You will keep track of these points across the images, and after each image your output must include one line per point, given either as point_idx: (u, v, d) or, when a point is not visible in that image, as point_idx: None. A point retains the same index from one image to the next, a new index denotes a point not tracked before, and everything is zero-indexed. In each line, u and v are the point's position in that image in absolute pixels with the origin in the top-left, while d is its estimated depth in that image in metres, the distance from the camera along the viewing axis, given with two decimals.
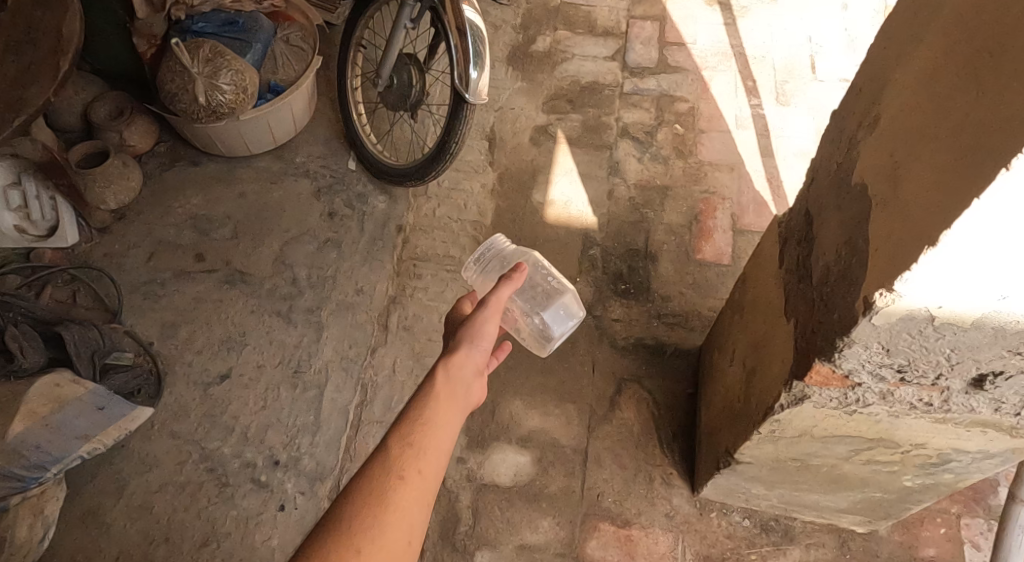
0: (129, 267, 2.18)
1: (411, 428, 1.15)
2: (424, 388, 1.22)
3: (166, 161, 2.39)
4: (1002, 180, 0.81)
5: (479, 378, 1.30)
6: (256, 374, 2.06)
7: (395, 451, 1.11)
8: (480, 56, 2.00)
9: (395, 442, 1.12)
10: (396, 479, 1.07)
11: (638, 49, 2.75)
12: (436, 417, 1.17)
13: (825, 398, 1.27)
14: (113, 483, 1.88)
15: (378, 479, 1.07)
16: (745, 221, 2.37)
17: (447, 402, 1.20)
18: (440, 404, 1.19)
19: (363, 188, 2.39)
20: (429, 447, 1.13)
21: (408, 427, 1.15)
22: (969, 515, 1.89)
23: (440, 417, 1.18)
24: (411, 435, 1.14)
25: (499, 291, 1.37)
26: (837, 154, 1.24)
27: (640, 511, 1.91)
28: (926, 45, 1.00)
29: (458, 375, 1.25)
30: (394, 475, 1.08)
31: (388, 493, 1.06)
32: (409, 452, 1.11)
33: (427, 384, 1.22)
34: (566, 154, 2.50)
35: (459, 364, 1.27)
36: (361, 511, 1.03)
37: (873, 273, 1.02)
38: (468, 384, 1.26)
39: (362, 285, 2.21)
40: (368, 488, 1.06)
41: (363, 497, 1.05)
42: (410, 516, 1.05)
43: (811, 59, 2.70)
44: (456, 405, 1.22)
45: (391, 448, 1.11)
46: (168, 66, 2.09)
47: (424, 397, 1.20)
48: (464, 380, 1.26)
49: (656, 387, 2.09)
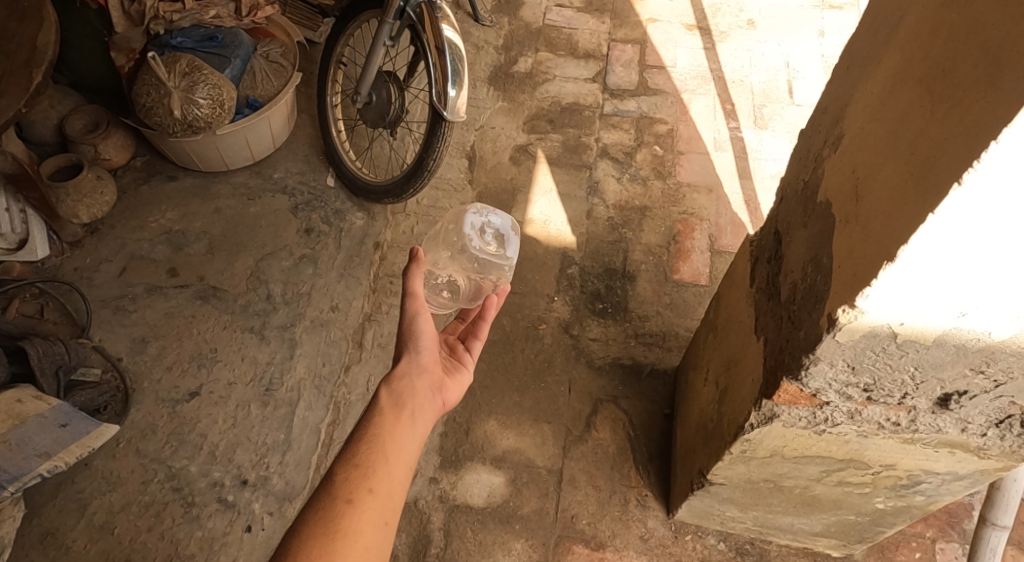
0: (100, 281, 2.15)
1: (356, 450, 1.19)
2: (371, 406, 1.28)
3: (142, 175, 2.37)
4: (955, 195, 0.81)
5: (434, 377, 1.37)
6: (225, 391, 2.02)
7: (341, 476, 1.15)
8: (458, 74, 2.01)
9: (341, 467, 1.16)
10: (344, 502, 1.10)
11: (618, 71, 2.77)
12: (383, 433, 1.23)
13: (795, 417, 1.26)
14: (74, 502, 1.84)
15: (328, 506, 1.10)
16: (723, 242, 2.37)
17: (395, 411, 1.27)
18: (387, 414, 1.26)
19: (341, 205, 2.38)
20: (378, 464, 1.17)
21: (354, 448, 1.20)
22: (945, 539, 1.87)
23: (388, 432, 1.23)
24: (358, 456, 1.18)
25: (413, 285, 1.38)
26: (805, 171, 1.24)
27: (614, 534, 1.88)
28: (884, 64, 1.01)
29: (401, 387, 1.31)
30: (343, 499, 1.11)
31: (339, 518, 1.09)
32: (356, 473, 1.15)
33: (372, 405, 1.28)
34: (545, 174, 2.50)
35: (405, 374, 1.34)
36: (313, 542, 1.05)
37: (836, 289, 1.01)
38: (417, 390, 1.32)
39: (338, 302, 2.19)
40: (318, 519, 1.08)
41: (314, 527, 1.07)
42: (367, 533, 1.08)
43: (789, 84, 2.73)
44: (409, 412, 1.28)
45: (338, 474, 1.15)
46: (145, 80, 2.08)
47: (368, 418, 1.26)
48: (410, 387, 1.32)
49: (633, 407, 2.07)
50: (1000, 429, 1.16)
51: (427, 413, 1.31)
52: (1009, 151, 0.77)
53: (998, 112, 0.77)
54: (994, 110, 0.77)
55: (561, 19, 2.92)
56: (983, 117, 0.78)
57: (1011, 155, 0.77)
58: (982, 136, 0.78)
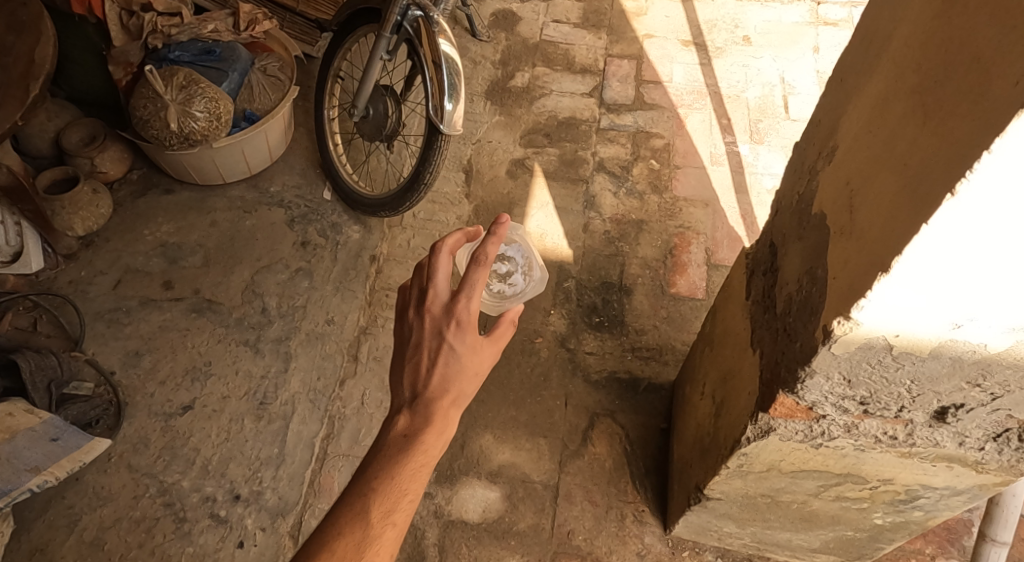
0: (94, 294, 2.14)
1: (395, 502, 1.07)
2: (422, 445, 1.11)
3: (139, 188, 2.36)
4: (949, 206, 0.81)
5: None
6: (219, 405, 2.01)
7: (372, 531, 1.04)
8: (455, 88, 2.00)
9: (376, 519, 1.05)
10: None
11: (615, 86, 2.78)
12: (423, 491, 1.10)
13: (791, 431, 1.25)
14: (64, 517, 1.82)
15: None
16: (720, 255, 2.37)
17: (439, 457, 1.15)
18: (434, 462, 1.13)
19: (338, 218, 2.37)
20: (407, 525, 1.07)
21: (391, 498, 1.07)
22: (944, 556, 1.86)
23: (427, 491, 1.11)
24: (394, 510, 1.07)
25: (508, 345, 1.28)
26: (800, 184, 1.23)
27: (611, 549, 1.87)
28: (876, 78, 1.01)
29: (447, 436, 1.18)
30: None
31: None
32: (390, 536, 1.05)
33: (423, 448, 1.11)
34: (543, 188, 2.50)
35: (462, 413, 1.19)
36: None
37: (832, 300, 1.01)
38: None
39: (333, 315, 2.18)
40: None
41: None
42: None
43: (785, 99, 2.74)
44: None
45: (370, 529, 1.04)
46: (141, 93, 2.08)
47: (420, 462, 1.11)
48: None
49: (629, 421, 2.05)
50: (998, 443, 1.16)
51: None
52: (1004, 161, 0.76)
53: (990, 122, 0.76)
54: (987, 118, 0.77)
55: (558, 34, 2.93)
56: (975, 128, 0.78)
57: (1005, 166, 0.77)
58: (974, 147, 0.78)
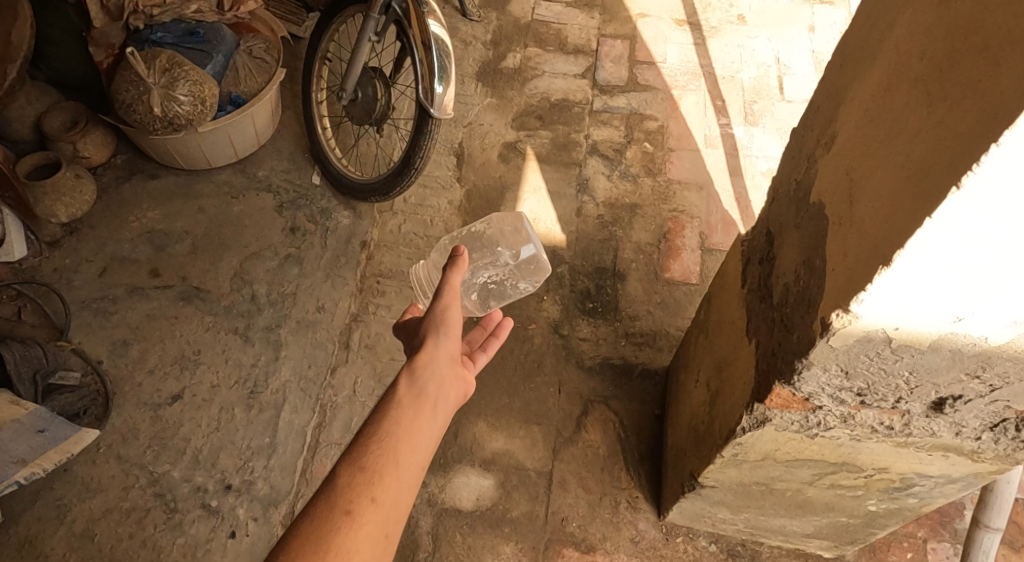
0: (79, 282, 2.10)
1: (364, 451, 1.10)
2: (386, 398, 1.20)
3: (123, 173, 2.31)
4: (953, 200, 0.79)
5: (459, 367, 1.32)
6: (209, 394, 1.99)
7: (344, 480, 1.05)
8: (445, 70, 1.96)
9: (346, 469, 1.07)
10: (342, 513, 1.01)
11: (608, 67, 2.74)
12: (395, 435, 1.13)
13: (787, 421, 1.24)
14: (53, 509, 1.80)
15: (324, 513, 1.01)
16: (714, 240, 2.35)
17: (416, 404, 1.19)
18: (407, 407, 1.18)
19: (327, 203, 2.34)
20: (387, 470, 1.08)
21: (361, 448, 1.10)
22: (936, 539, 1.87)
23: (401, 437, 1.13)
24: (365, 457, 1.09)
25: (452, 279, 1.35)
26: (797, 172, 1.21)
27: (605, 536, 1.86)
28: (879, 63, 0.99)
29: (425, 377, 1.24)
30: (342, 510, 1.01)
31: (334, 527, 0.99)
32: (362, 479, 1.05)
33: (385, 402, 1.19)
34: (535, 172, 2.47)
35: (430, 359, 1.27)
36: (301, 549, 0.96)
37: (831, 292, 0.99)
38: (439, 377, 1.26)
39: (323, 302, 2.15)
40: (313, 524, 1.00)
41: (305, 536, 0.98)
42: (362, 553, 0.99)
43: (780, 80, 2.71)
44: (431, 403, 1.21)
45: (341, 478, 1.05)
46: (123, 76, 2.03)
47: (382, 415, 1.16)
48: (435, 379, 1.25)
49: (623, 408, 2.05)
50: (994, 433, 1.15)
51: (447, 407, 1.25)
52: (1012, 155, 0.74)
53: (998, 114, 0.74)
54: (994, 111, 0.74)
55: (549, 14, 2.88)
56: (982, 120, 0.76)
57: (1013, 159, 0.75)
58: (981, 140, 0.76)
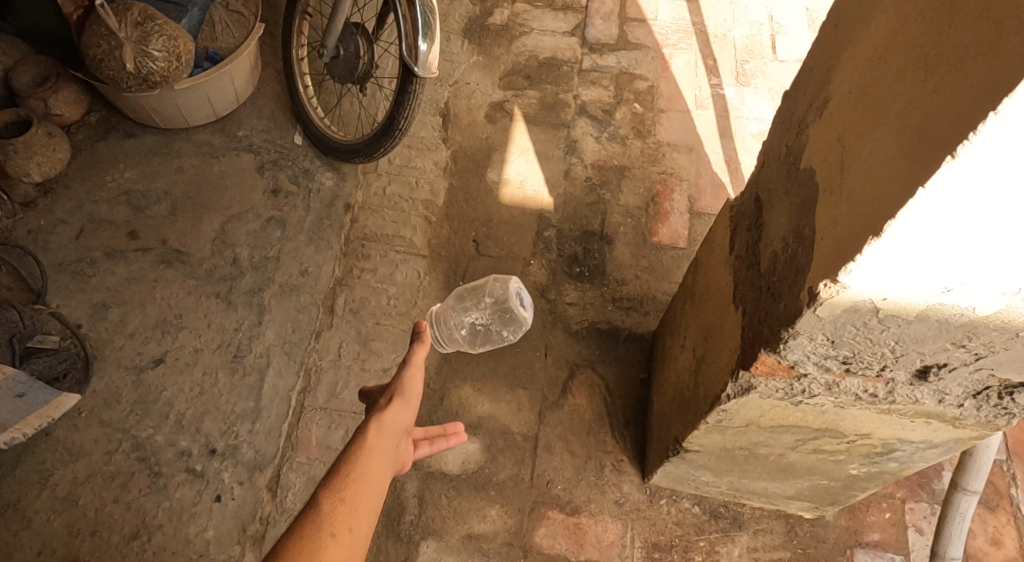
0: (56, 244, 2.05)
1: (343, 485, 1.12)
2: (356, 440, 1.22)
3: (98, 132, 2.24)
4: (948, 169, 0.77)
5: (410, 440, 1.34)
6: (192, 358, 1.97)
7: (325, 507, 1.08)
8: (429, 27, 1.90)
9: (325, 499, 1.09)
10: (328, 538, 1.04)
11: (598, 25, 2.67)
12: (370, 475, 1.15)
13: (771, 389, 1.23)
14: (36, 473, 1.79)
15: (307, 538, 1.03)
16: (702, 203, 2.33)
17: (384, 452, 1.21)
18: (376, 456, 1.20)
19: (310, 164, 2.29)
20: (362, 506, 1.10)
21: (339, 483, 1.12)
22: (914, 499, 1.89)
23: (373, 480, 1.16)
24: (344, 491, 1.11)
25: (417, 353, 1.38)
26: (788, 137, 1.18)
27: (589, 499, 1.88)
28: (875, 25, 0.95)
29: (390, 430, 1.27)
30: (326, 533, 1.04)
31: (316, 552, 1.02)
32: (342, 509, 1.08)
33: (357, 441, 1.21)
34: (522, 133, 2.43)
35: (393, 421, 1.29)
36: None
37: (820, 261, 0.97)
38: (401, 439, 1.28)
39: (307, 266, 2.12)
40: (296, 549, 1.02)
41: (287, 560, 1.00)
42: None
43: (772, 39, 2.65)
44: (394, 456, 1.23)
45: (322, 505, 1.08)
46: (93, 28, 1.94)
47: (355, 455, 1.18)
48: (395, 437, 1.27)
49: (609, 372, 2.04)
50: (977, 400, 1.15)
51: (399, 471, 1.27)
52: (1010, 123, 0.72)
53: (997, 81, 0.71)
54: (993, 77, 0.72)
55: None
56: (981, 87, 0.73)
57: (1011, 128, 0.72)
58: (979, 107, 0.73)
